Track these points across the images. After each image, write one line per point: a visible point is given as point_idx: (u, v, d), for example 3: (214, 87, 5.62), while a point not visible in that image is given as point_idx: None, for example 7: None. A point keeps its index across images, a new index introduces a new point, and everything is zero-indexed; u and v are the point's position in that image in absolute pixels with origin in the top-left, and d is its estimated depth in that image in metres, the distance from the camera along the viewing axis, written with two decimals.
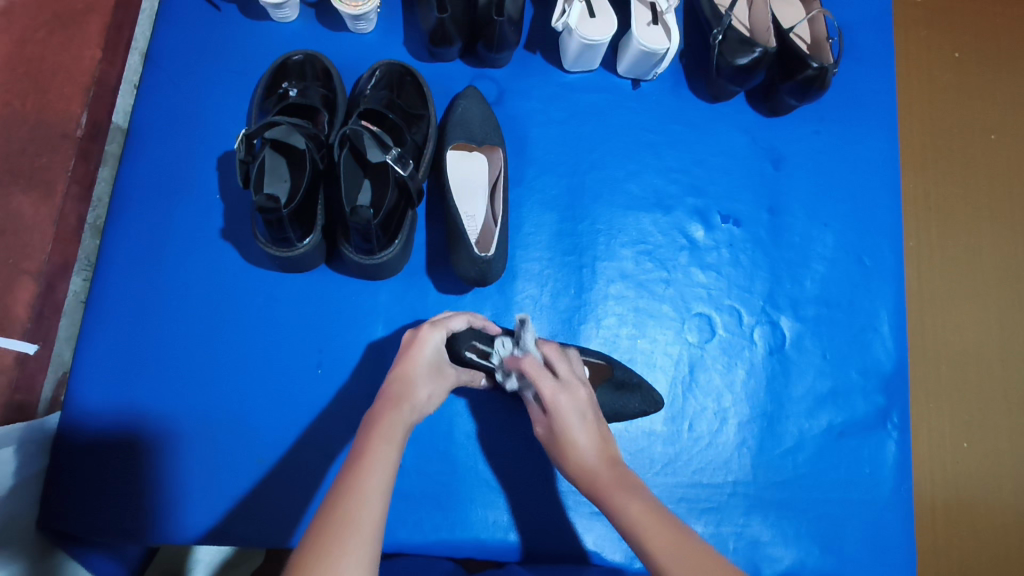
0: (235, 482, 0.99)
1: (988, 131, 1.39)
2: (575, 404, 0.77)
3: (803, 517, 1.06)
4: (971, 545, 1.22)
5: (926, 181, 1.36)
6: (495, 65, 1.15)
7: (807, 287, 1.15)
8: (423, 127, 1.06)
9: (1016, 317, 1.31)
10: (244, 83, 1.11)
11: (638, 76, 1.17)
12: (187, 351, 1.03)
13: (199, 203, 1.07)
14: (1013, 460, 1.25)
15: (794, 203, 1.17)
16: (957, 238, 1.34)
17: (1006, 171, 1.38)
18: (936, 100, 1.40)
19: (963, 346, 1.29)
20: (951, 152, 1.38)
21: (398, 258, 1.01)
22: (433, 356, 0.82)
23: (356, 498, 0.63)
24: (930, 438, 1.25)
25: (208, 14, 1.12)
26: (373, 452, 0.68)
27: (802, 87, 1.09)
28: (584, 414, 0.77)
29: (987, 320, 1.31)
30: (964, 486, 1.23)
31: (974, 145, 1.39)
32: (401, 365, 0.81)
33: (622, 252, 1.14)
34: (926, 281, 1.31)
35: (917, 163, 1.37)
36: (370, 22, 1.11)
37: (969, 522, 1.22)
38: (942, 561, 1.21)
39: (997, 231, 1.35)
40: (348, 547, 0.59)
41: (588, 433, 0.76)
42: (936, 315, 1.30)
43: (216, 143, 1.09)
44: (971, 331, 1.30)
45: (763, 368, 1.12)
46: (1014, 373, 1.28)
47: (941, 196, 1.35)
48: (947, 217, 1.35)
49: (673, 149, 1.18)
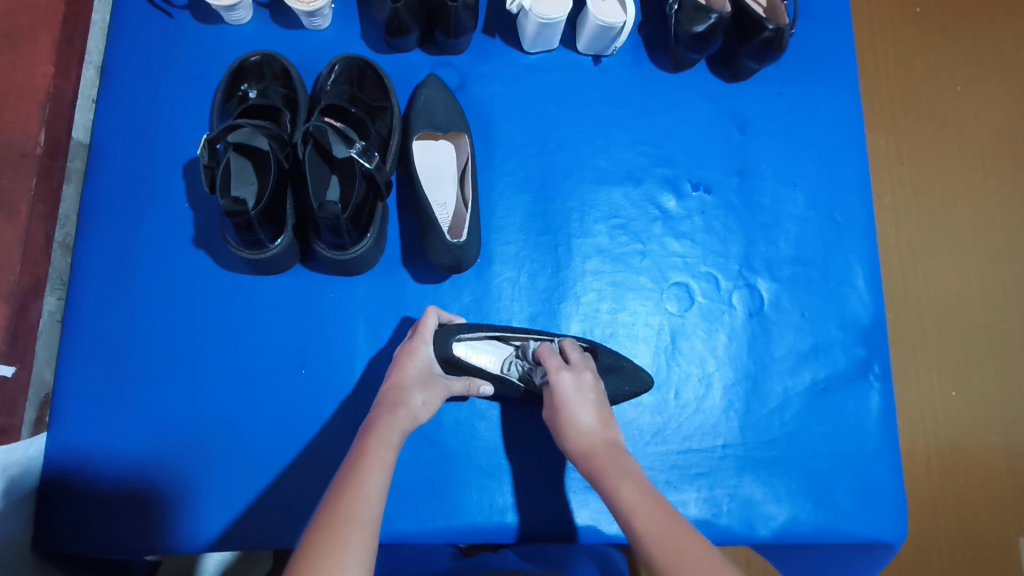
0: (230, 486, 0.99)
1: (954, 84, 1.41)
2: (570, 388, 0.84)
3: (794, 475, 1.08)
4: (968, 492, 1.24)
5: (896, 138, 1.39)
6: (455, 52, 1.15)
7: (781, 248, 1.16)
8: (387, 118, 1.07)
9: (993, 264, 1.34)
10: (204, 88, 1.10)
11: (599, 52, 1.17)
12: (170, 363, 1.02)
13: (168, 213, 1.06)
14: (1001, 403, 1.27)
15: (762, 165, 1.19)
16: (930, 191, 1.36)
17: (974, 122, 1.40)
18: (901, 56, 1.42)
19: (943, 297, 1.32)
20: (918, 107, 1.40)
21: (372, 251, 1.01)
22: (423, 365, 0.90)
23: (356, 497, 0.69)
24: (918, 389, 1.28)
25: (161, 22, 1.12)
26: (370, 455, 0.74)
27: (760, 50, 1.10)
28: (585, 392, 0.83)
29: (965, 269, 1.33)
30: (955, 434, 1.26)
31: (941, 98, 1.41)
32: (393, 377, 0.88)
33: (596, 227, 1.14)
34: (903, 236, 1.35)
35: (887, 121, 1.39)
36: (325, 18, 1.11)
37: (961, 467, 1.25)
38: (935, 505, 1.25)
39: (969, 181, 1.37)
40: (347, 540, 0.64)
41: (586, 408, 0.82)
42: (915, 270, 1.33)
43: (180, 150, 1.08)
44: (950, 282, 1.33)
45: (744, 331, 1.13)
46: (998, 321, 1.31)
47: (911, 152, 1.38)
48: (918, 172, 1.37)
49: (639, 121, 1.18)
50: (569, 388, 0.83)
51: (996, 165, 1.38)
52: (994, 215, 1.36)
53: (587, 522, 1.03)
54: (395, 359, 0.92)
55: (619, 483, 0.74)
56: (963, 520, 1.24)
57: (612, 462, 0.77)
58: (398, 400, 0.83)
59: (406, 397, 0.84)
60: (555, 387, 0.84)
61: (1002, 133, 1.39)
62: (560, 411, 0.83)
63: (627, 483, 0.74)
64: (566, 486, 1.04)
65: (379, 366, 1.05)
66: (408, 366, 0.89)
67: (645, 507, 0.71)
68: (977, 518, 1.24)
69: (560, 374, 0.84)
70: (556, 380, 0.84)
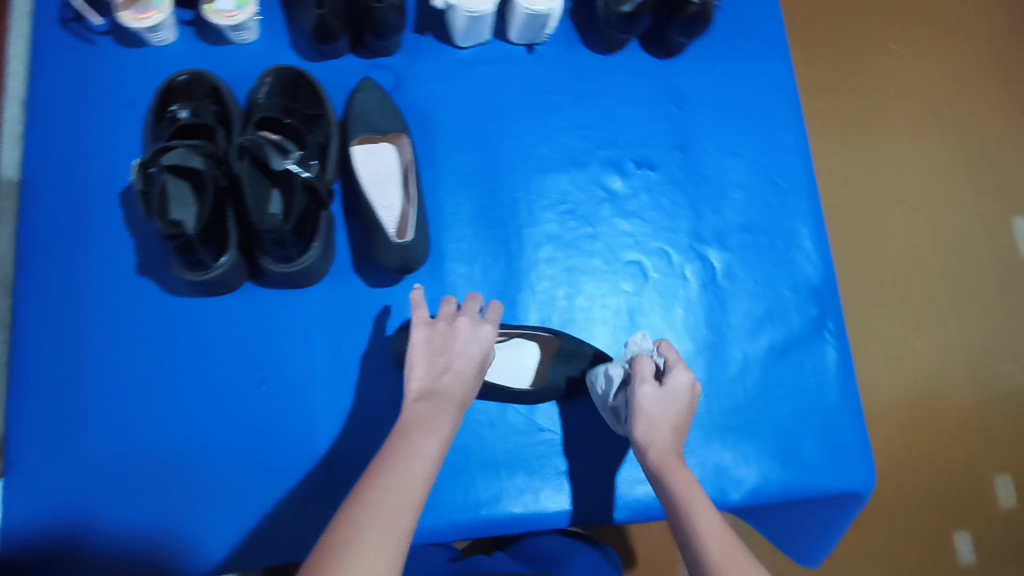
0: (200, 513, 0.98)
1: (887, 44, 1.62)
2: (651, 401, 0.87)
3: (760, 437, 1.10)
4: (937, 432, 1.42)
5: (838, 100, 1.57)
6: (387, 53, 1.15)
7: (728, 217, 1.18)
8: (324, 126, 1.05)
9: (935, 219, 1.54)
10: (134, 113, 1.08)
11: (531, 40, 1.18)
12: (128, 396, 1.01)
13: (109, 244, 1.04)
14: (959, 344, 1.48)
15: (702, 138, 1.20)
16: (873, 146, 1.56)
17: (911, 75, 1.62)
18: (833, 24, 1.61)
19: (915, 252, 1.52)
20: (855, 71, 1.59)
21: (320, 261, 1.00)
22: (446, 346, 0.88)
23: (393, 496, 0.71)
24: (887, 341, 1.46)
25: (82, 50, 1.09)
26: (417, 447, 0.77)
27: (687, 25, 1.12)
28: (667, 407, 0.87)
29: (915, 225, 1.53)
30: (923, 379, 1.45)
31: (879, 57, 1.61)
32: (417, 355, 0.87)
33: (545, 215, 1.15)
34: (855, 198, 1.53)
35: (829, 87, 1.58)
36: (252, 31, 1.10)
37: (932, 412, 1.43)
38: (910, 442, 1.41)
39: (911, 147, 1.57)
40: (360, 549, 0.65)
41: (667, 422, 0.86)
42: (870, 226, 1.52)
43: (115, 179, 1.06)
44: (902, 239, 1.52)
45: (699, 302, 1.15)
46: (950, 257, 1.53)
47: (855, 110, 1.57)
48: (864, 133, 1.56)
49: (577, 106, 1.19)
50: (651, 402, 0.87)
51: (934, 112, 1.60)
52: (938, 164, 1.57)
53: (562, 506, 1.03)
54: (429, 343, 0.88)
55: (683, 484, 0.80)
56: (938, 456, 1.41)
57: (681, 471, 0.81)
58: (435, 391, 0.83)
59: (450, 388, 0.84)
60: (637, 395, 0.88)
61: (934, 83, 1.62)
62: (637, 419, 0.87)
63: (693, 488, 0.79)
64: (539, 473, 1.04)
65: (340, 376, 1.04)
66: (453, 353, 0.87)
67: (703, 510, 0.77)
68: (952, 458, 1.42)
69: (644, 386, 0.88)
70: (638, 393, 0.88)
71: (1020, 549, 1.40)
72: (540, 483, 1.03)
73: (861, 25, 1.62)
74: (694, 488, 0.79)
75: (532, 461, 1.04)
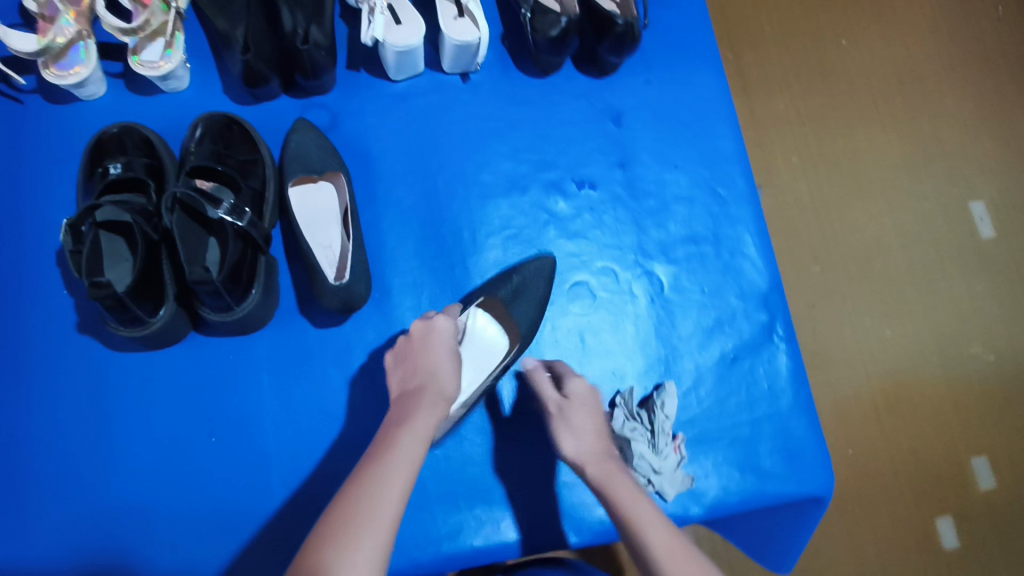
0: (156, 571, 0.96)
1: (839, 37, 1.65)
2: (577, 399, 1.00)
3: (717, 448, 1.10)
4: (915, 419, 1.44)
5: (793, 98, 1.60)
6: (322, 91, 1.15)
7: (672, 230, 1.19)
8: (259, 171, 1.05)
9: (896, 208, 1.56)
10: (66, 171, 1.08)
11: (465, 69, 1.19)
12: (75, 456, 0.99)
13: (45, 304, 1.03)
14: (928, 326, 1.50)
15: (642, 153, 1.21)
16: (833, 141, 1.58)
17: (863, 67, 1.64)
18: (784, 23, 1.64)
19: (879, 242, 1.54)
20: (812, 68, 1.62)
21: (262, 306, 1.00)
22: (442, 341, 0.92)
23: (386, 490, 0.73)
24: (857, 331, 1.47)
25: (11, 111, 1.09)
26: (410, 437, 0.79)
27: (616, 44, 1.13)
28: (589, 407, 1.00)
29: (877, 214, 1.55)
30: (899, 366, 1.46)
31: (831, 52, 1.64)
32: (417, 350, 0.91)
33: (489, 242, 1.15)
34: (816, 190, 1.55)
35: (784, 85, 1.60)
36: (182, 79, 1.10)
37: (907, 397, 1.45)
38: (886, 429, 1.43)
39: (869, 134, 1.59)
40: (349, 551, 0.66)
41: (589, 420, 0.98)
42: (835, 219, 1.54)
43: (50, 238, 1.05)
44: (866, 228, 1.54)
45: (648, 317, 1.15)
46: (914, 251, 1.54)
47: (813, 106, 1.59)
48: (822, 129, 1.58)
49: (516, 131, 1.20)
50: (581, 399, 1.00)
51: (886, 107, 1.62)
52: (895, 153, 1.59)
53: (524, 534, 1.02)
54: (404, 355, 0.93)
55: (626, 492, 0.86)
56: (916, 442, 1.43)
57: (613, 470, 0.90)
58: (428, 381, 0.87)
59: (442, 381, 0.88)
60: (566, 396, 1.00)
61: (886, 76, 1.64)
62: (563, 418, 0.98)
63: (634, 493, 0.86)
64: (499, 504, 1.03)
65: (291, 420, 1.03)
66: (417, 352, 0.92)
67: (650, 516, 0.83)
68: (930, 443, 1.43)
69: (567, 389, 1.01)
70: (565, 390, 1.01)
71: (1004, 527, 1.42)
72: (500, 513, 1.03)
73: (810, 20, 1.65)
74: (634, 490, 0.87)
75: (492, 491, 1.04)
